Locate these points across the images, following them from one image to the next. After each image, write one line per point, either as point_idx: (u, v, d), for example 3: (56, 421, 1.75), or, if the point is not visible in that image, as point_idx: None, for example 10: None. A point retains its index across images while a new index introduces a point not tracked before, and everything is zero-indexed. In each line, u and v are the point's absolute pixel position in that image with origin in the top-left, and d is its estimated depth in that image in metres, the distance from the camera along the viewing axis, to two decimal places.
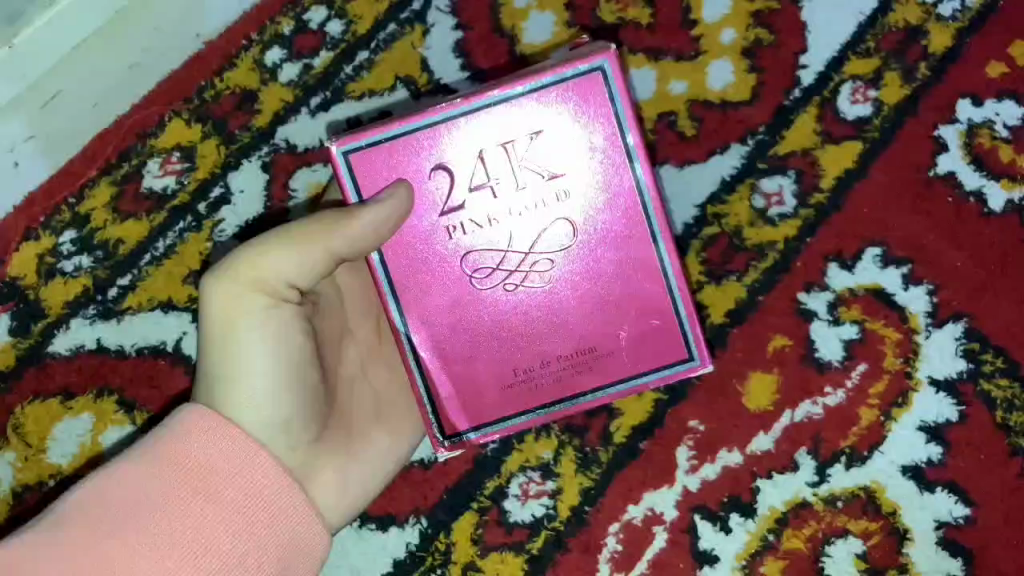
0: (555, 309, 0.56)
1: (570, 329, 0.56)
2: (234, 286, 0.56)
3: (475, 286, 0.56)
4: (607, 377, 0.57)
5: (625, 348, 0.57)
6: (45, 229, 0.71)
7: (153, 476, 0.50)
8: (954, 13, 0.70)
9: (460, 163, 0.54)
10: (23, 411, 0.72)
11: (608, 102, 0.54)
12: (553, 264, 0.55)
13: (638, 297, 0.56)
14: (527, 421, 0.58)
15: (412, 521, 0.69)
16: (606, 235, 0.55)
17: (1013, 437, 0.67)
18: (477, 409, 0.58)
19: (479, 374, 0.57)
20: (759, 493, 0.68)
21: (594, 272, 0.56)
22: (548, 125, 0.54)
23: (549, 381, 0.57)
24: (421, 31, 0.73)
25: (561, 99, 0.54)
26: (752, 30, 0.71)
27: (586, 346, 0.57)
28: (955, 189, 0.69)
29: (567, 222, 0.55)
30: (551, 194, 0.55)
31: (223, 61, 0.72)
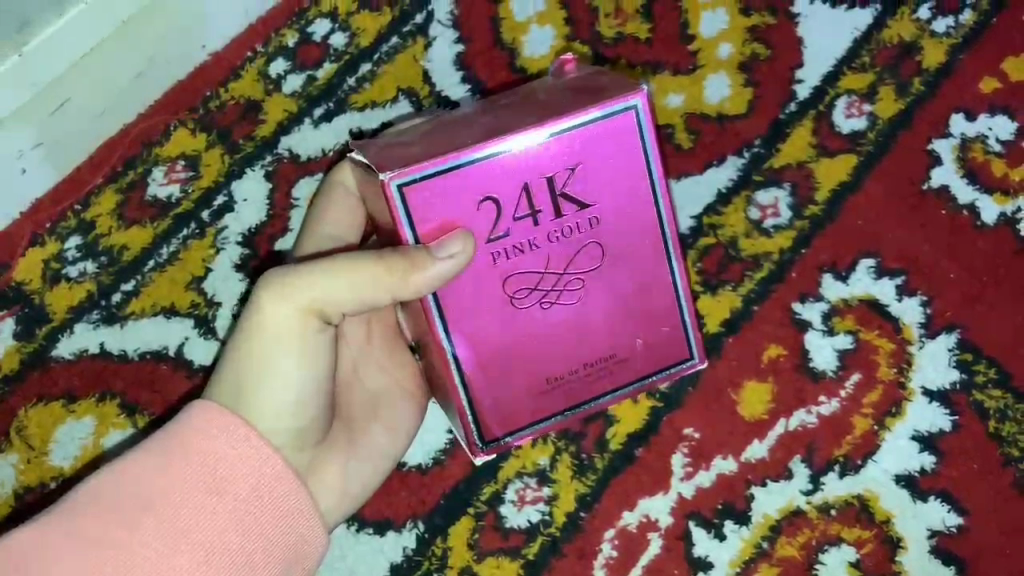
0: (582, 320, 0.57)
1: (594, 339, 0.57)
2: (281, 308, 0.55)
3: (513, 305, 0.55)
4: (624, 380, 0.59)
5: (640, 353, 0.59)
6: (50, 234, 0.73)
7: (168, 472, 0.51)
8: (947, 30, 0.72)
9: (506, 194, 0.52)
10: (26, 414, 0.72)
11: (638, 140, 0.54)
12: (583, 281, 0.56)
13: (654, 308, 0.58)
14: (554, 424, 0.59)
15: (409, 525, 0.70)
16: (627, 252, 0.56)
17: (1006, 447, 0.68)
18: (513, 419, 0.58)
19: (514, 383, 0.57)
20: (753, 500, 0.69)
21: (615, 287, 0.57)
22: (585, 159, 0.53)
23: (575, 385, 0.58)
24: (423, 44, 0.74)
25: (599, 134, 0.53)
26: (749, 45, 0.72)
27: (607, 352, 0.58)
28: (949, 202, 0.70)
29: (597, 242, 0.55)
30: (585, 219, 0.54)
31: (227, 72, 0.74)
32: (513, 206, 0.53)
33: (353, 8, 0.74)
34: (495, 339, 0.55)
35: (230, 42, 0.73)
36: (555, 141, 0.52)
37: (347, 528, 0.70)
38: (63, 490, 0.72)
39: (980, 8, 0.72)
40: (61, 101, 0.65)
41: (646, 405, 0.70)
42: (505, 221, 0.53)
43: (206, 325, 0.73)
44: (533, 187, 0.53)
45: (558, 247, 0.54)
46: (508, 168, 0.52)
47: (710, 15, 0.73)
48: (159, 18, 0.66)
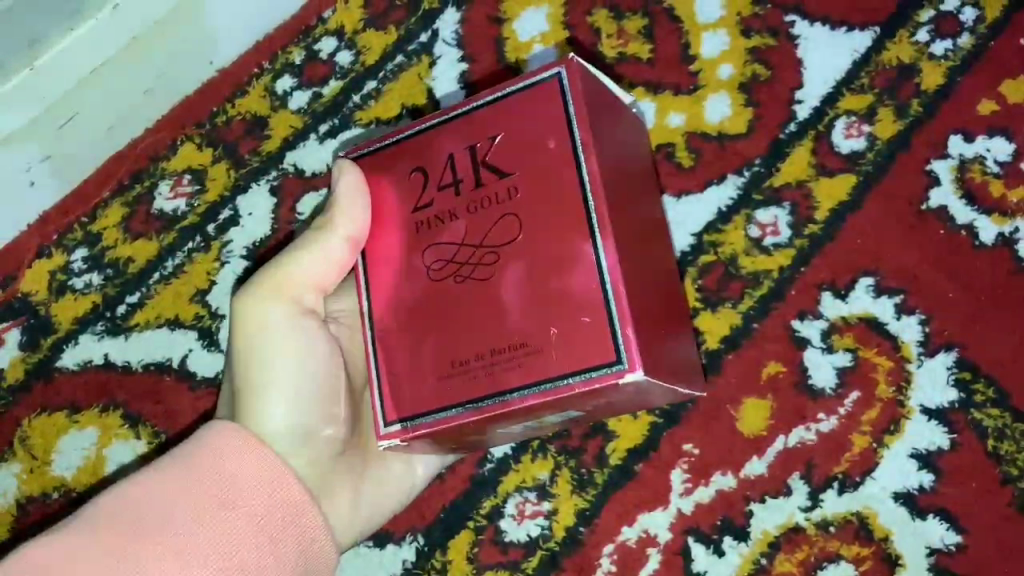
0: (495, 296, 0.51)
1: (509, 321, 0.50)
2: (257, 300, 0.59)
3: (429, 276, 0.53)
4: (535, 378, 0.49)
5: (556, 346, 0.49)
6: (58, 246, 0.74)
7: (182, 485, 0.51)
8: (946, 53, 0.73)
9: (433, 164, 0.54)
10: (30, 424, 0.73)
11: (560, 105, 0.50)
12: (496, 254, 0.51)
13: (577, 290, 0.49)
14: (458, 415, 0.51)
15: (408, 538, 0.72)
16: (547, 223, 0.50)
17: (1005, 465, 0.68)
18: (405, 398, 0.53)
19: (423, 360, 0.52)
20: (753, 516, 0.69)
21: (540, 261, 0.50)
22: (508, 128, 0.52)
23: (482, 374, 0.50)
24: (428, 62, 0.75)
25: (518, 104, 0.52)
26: (750, 66, 0.74)
27: (518, 339, 0.50)
28: (947, 222, 0.71)
29: (512, 214, 0.51)
30: (504, 189, 0.51)
31: (234, 88, 0.75)
32: (436, 175, 0.54)
33: (360, 26, 0.76)
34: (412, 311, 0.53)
35: (238, 59, 0.75)
36: (477, 114, 0.53)
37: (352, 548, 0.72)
38: (66, 500, 0.72)
39: (979, 31, 0.72)
40: (70, 114, 0.66)
41: (646, 420, 0.70)
42: (430, 191, 0.54)
43: (209, 336, 0.73)
44: (457, 156, 0.53)
45: (477, 218, 0.52)
46: (434, 138, 0.54)
47: (711, 37, 0.74)
48: (170, 33, 0.66)
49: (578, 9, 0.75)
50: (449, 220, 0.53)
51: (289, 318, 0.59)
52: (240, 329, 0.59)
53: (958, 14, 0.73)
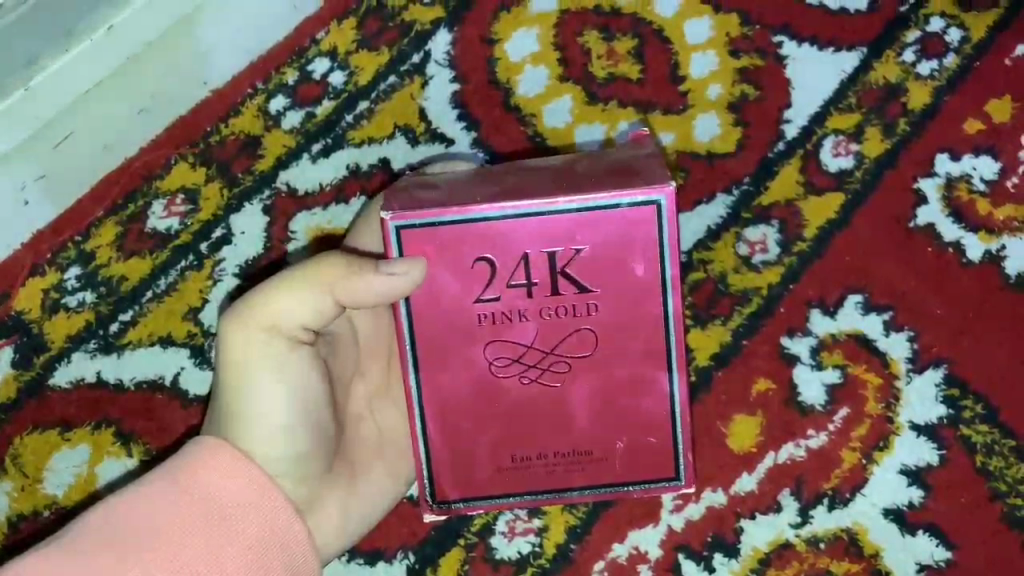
0: (560, 402, 0.59)
1: (576, 428, 0.60)
2: (249, 331, 0.57)
3: (492, 371, 0.58)
4: (592, 480, 0.61)
5: (618, 457, 0.61)
6: (51, 264, 0.74)
7: (169, 503, 0.51)
8: (931, 73, 0.73)
9: (502, 259, 0.55)
10: (21, 442, 0.73)
11: (657, 236, 0.55)
12: (567, 364, 0.58)
13: (645, 413, 0.59)
14: (514, 502, 0.62)
15: (399, 556, 0.71)
16: (621, 346, 0.58)
17: (993, 482, 0.68)
18: (469, 487, 0.61)
19: (480, 452, 0.60)
20: (743, 533, 0.69)
21: (607, 376, 0.58)
22: (593, 242, 0.55)
23: (542, 471, 0.61)
24: (420, 83, 0.76)
25: (610, 221, 0.55)
26: (738, 86, 0.74)
27: (583, 448, 0.60)
28: (935, 239, 0.71)
29: (588, 328, 0.57)
30: (582, 303, 0.57)
31: (228, 108, 0.75)
32: (506, 274, 0.56)
33: (353, 47, 0.76)
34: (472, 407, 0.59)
35: (232, 79, 0.75)
36: (564, 220, 0.55)
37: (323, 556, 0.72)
38: (57, 517, 0.73)
39: (964, 52, 0.73)
40: (65, 133, 0.67)
41: None
42: (496, 287, 0.56)
43: (202, 354, 0.74)
44: (533, 258, 0.55)
45: (545, 325, 0.57)
46: (503, 231, 0.55)
47: (700, 57, 0.75)
48: (164, 52, 0.67)
49: (569, 29, 0.76)
50: (514, 321, 0.57)
51: (283, 349, 0.58)
52: (227, 357, 0.58)
53: (944, 35, 0.74)
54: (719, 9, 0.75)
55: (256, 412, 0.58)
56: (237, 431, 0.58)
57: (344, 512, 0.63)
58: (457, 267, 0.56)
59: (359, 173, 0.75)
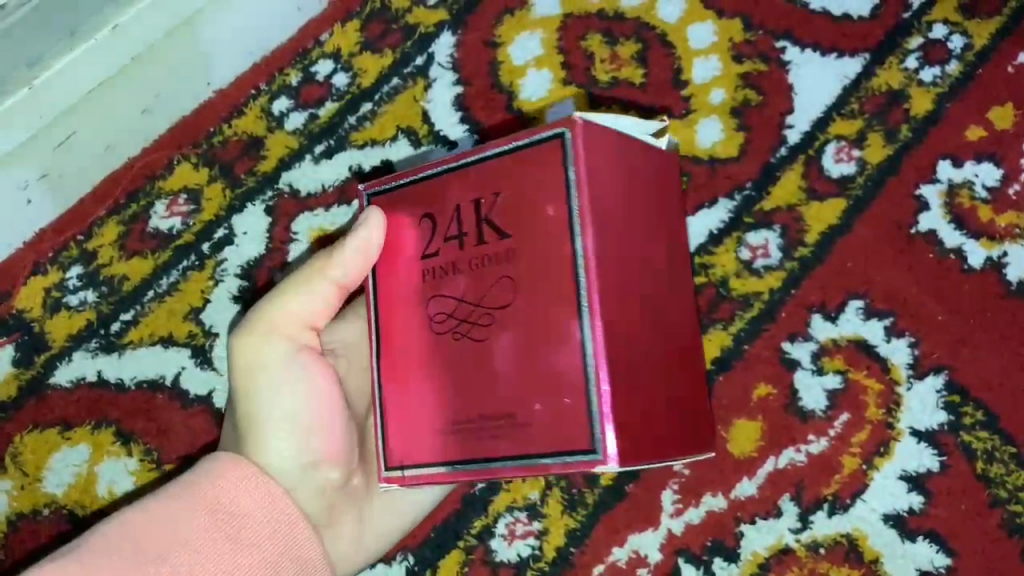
0: (489, 363, 0.52)
1: (497, 386, 0.51)
2: (255, 337, 0.59)
3: (433, 330, 0.54)
4: (521, 447, 0.50)
5: (538, 421, 0.50)
6: (53, 263, 0.74)
7: (187, 513, 0.50)
8: (934, 79, 0.74)
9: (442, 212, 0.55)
10: (21, 441, 0.73)
11: (564, 167, 0.50)
12: (490, 315, 0.51)
13: (562, 366, 0.49)
14: (436, 474, 0.54)
15: (399, 558, 0.71)
16: (539, 286, 0.50)
17: (994, 488, 0.68)
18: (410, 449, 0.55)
19: (412, 415, 0.55)
20: (743, 538, 0.69)
21: (548, 320, 0.50)
22: (513, 185, 0.51)
23: (484, 437, 0.51)
24: (423, 85, 0.76)
25: (524, 163, 0.51)
26: (741, 90, 0.75)
27: (504, 410, 0.51)
28: (936, 246, 0.72)
29: (509, 277, 0.51)
30: (500, 250, 0.51)
31: (230, 109, 0.76)
32: (443, 224, 0.54)
33: (356, 49, 0.77)
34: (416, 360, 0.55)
35: (235, 81, 0.76)
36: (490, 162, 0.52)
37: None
38: (56, 518, 0.72)
39: (967, 58, 0.74)
40: (67, 133, 0.67)
41: None
42: (437, 240, 0.54)
43: (203, 354, 0.73)
44: (463, 208, 0.53)
45: (477, 275, 0.52)
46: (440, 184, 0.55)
47: (702, 62, 0.75)
48: (168, 53, 0.68)
49: (571, 34, 0.76)
50: (455, 275, 0.53)
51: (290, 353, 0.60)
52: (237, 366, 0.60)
53: (946, 42, 0.74)
54: (721, 16, 0.76)
55: (270, 418, 0.59)
56: (253, 440, 0.59)
57: (358, 526, 0.64)
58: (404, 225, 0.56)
59: (361, 174, 0.75)
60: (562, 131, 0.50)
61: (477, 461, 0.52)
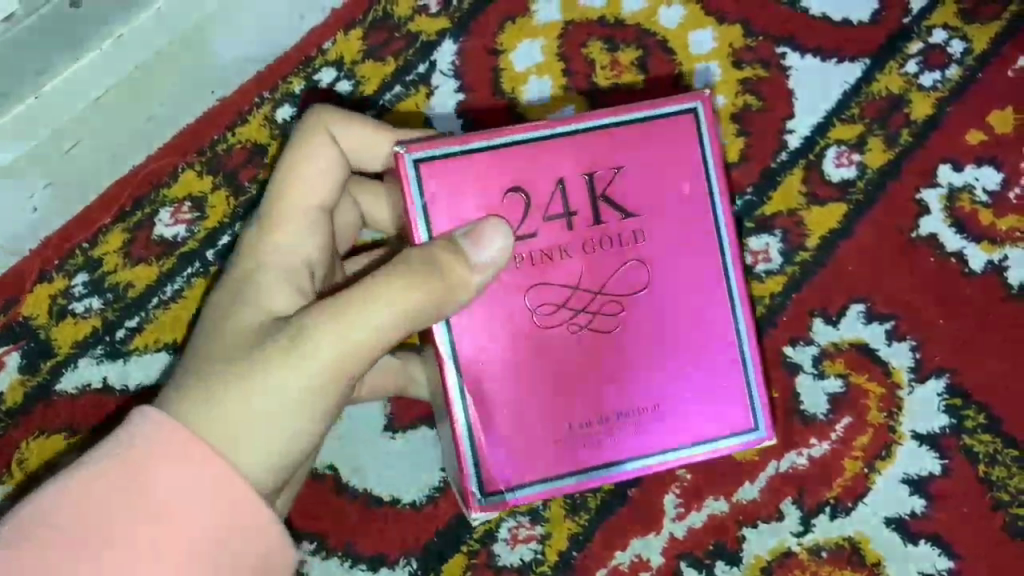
0: (618, 346, 0.54)
1: (636, 379, 0.54)
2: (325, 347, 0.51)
3: (538, 323, 0.53)
4: (668, 438, 0.55)
5: (689, 406, 0.55)
6: (59, 271, 0.75)
7: (119, 481, 0.46)
8: (934, 84, 0.75)
9: (538, 191, 0.53)
10: (28, 446, 0.73)
11: (697, 145, 0.54)
12: (618, 303, 0.54)
13: (707, 341, 0.55)
14: (572, 484, 0.55)
15: (402, 562, 0.69)
16: (671, 266, 0.54)
17: (996, 491, 0.68)
18: (524, 469, 0.54)
19: (537, 428, 0.54)
20: (745, 541, 0.69)
21: (675, 307, 0.55)
22: (630, 160, 0.54)
23: (612, 436, 0.55)
24: (425, 92, 0.78)
25: (652, 129, 0.54)
26: (741, 96, 0.76)
27: (650, 401, 0.55)
28: (936, 248, 0.72)
29: (637, 260, 0.54)
30: (626, 231, 0.54)
31: (235, 116, 0.77)
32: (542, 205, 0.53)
33: (359, 57, 0.78)
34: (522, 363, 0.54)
35: (238, 88, 0.77)
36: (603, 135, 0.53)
37: (313, 556, 0.69)
38: None
39: (967, 63, 0.75)
40: (74, 141, 0.66)
41: None
42: (531, 220, 0.53)
43: None
44: (568, 181, 0.53)
45: (588, 261, 0.54)
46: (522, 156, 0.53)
47: (704, 67, 0.77)
48: (173, 60, 0.67)
49: (573, 40, 0.78)
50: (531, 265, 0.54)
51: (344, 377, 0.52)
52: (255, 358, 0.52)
53: (946, 47, 0.75)
54: (723, 21, 0.77)
55: (252, 423, 0.51)
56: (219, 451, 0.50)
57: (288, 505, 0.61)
58: (484, 202, 0.53)
59: None
60: (694, 107, 0.54)
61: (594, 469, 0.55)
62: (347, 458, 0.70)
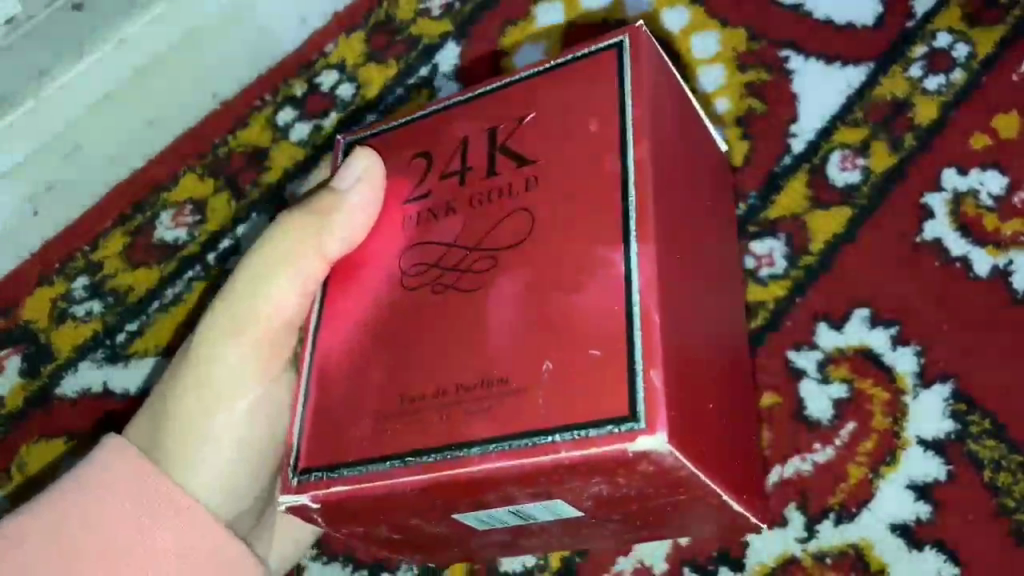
0: (485, 299, 0.54)
1: (507, 339, 0.52)
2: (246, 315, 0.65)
3: (405, 283, 0.58)
4: (505, 423, 0.50)
5: (549, 386, 0.49)
6: (59, 274, 0.76)
7: (131, 485, 0.58)
8: (939, 88, 0.75)
9: (444, 145, 0.62)
10: (27, 450, 0.72)
11: (615, 75, 0.56)
12: (489, 259, 0.55)
13: (595, 296, 0.50)
14: (388, 468, 0.52)
15: (404, 568, 0.72)
16: (561, 220, 0.53)
17: (1002, 497, 0.65)
18: (345, 449, 0.55)
19: (369, 383, 0.56)
20: (748, 547, 0.68)
21: (562, 256, 0.52)
22: (541, 108, 0.58)
23: (466, 406, 0.51)
24: (427, 94, 0.76)
25: (575, 76, 0.58)
26: (745, 99, 0.78)
27: (501, 376, 0.51)
28: (940, 254, 0.71)
29: (523, 213, 0.55)
30: (522, 178, 0.56)
31: (237, 121, 0.78)
32: (443, 160, 0.61)
33: (362, 60, 0.78)
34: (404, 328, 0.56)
35: (241, 91, 0.78)
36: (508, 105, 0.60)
37: (316, 560, 0.74)
38: None
39: (971, 67, 0.75)
40: (73, 145, 0.69)
41: None
42: (433, 173, 0.61)
43: None
44: (469, 138, 0.61)
45: (461, 222, 0.58)
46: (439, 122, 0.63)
47: (709, 71, 0.80)
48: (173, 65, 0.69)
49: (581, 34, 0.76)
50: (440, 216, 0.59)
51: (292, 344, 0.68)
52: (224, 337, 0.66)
53: (950, 50, 0.76)
54: (726, 26, 0.81)
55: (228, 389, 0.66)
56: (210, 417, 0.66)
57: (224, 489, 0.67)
58: (397, 171, 0.63)
59: None
60: (620, 40, 0.57)
61: (444, 450, 0.51)
62: None
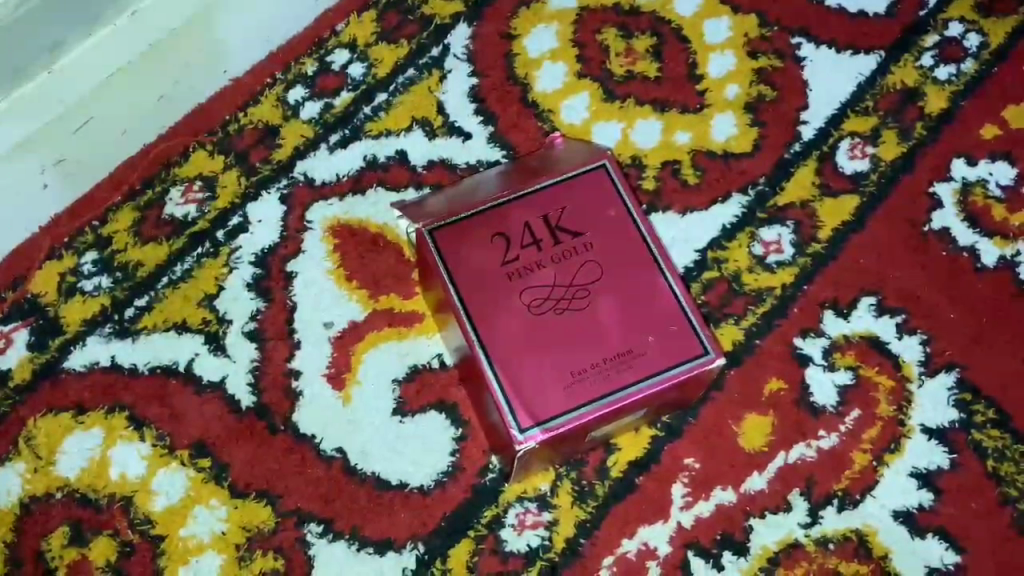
0: (585, 333, 0.59)
1: (601, 340, 0.59)
2: None
3: (531, 316, 0.60)
4: (617, 379, 0.58)
5: (649, 344, 0.59)
6: (68, 249, 0.73)
7: None
8: (949, 77, 0.76)
9: None
10: (35, 424, 0.70)
11: None
12: (583, 297, 0.60)
13: (655, 310, 0.60)
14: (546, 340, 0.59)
15: (409, 546, 0.67)
16: (624, 282, 0.60)
17: (1004, 486, 0.68)
18: (525, 337, 0.59)
19: (500, 337, 0.59)
20: (752, 532, 0.67)
21: (625, 300, 0.60)
22: None
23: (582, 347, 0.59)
24: (438, 76, 0.78)
25: None
26: (756, 86, 0.77)
27: (595, 325, 0.59)
28: (950, 244, 0.72)
29: (592, 263, 0.61)
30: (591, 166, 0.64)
31: (247, 98, 0.77)
32: None
33: (372, 40, 0.78)
34: (484, 221, 0.62)
35: (252, 69, 0.77)
36: None
37: (320, 539, 0.67)
38: (69, 501, 0.68)
39: (982, 57, 0.77)
40: (84, 120, 0.66)
41: (648, 432, 0.69)
42: None
43: (216, 341, 0.71)
44: None
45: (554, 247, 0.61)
46: None
47: (718, 57, 0.78)
48: (175, 50, 0.67)
49: (588, 27, 0.79)
50: None
51: None
52: None
53: (962, 40, 0.77)
54: (737, 12, 0.79)
55: None
56: None
57: None
58: None
59: (375, 164, 0.75)
60: None
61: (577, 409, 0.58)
62: (357, 441, 0.69)
